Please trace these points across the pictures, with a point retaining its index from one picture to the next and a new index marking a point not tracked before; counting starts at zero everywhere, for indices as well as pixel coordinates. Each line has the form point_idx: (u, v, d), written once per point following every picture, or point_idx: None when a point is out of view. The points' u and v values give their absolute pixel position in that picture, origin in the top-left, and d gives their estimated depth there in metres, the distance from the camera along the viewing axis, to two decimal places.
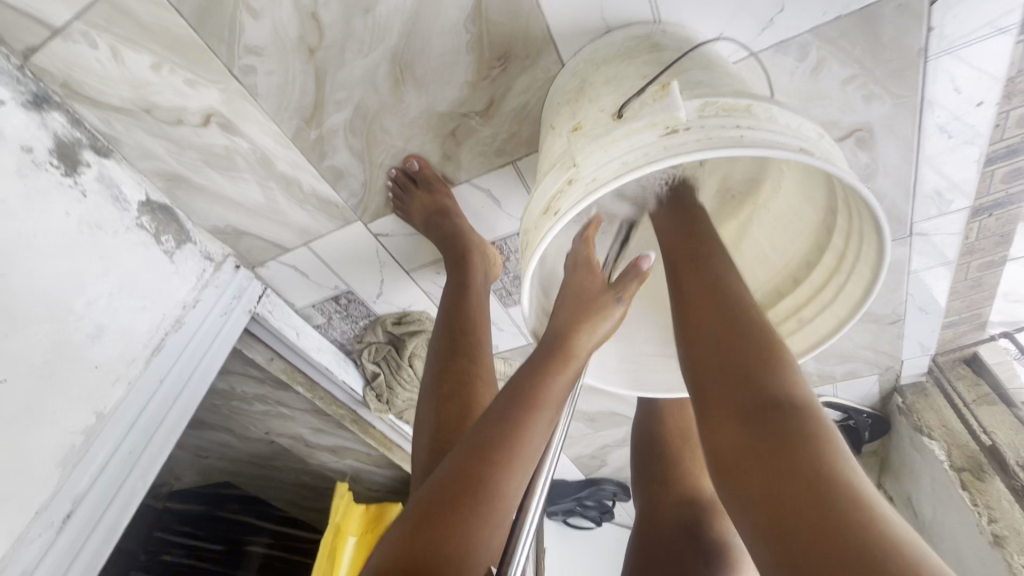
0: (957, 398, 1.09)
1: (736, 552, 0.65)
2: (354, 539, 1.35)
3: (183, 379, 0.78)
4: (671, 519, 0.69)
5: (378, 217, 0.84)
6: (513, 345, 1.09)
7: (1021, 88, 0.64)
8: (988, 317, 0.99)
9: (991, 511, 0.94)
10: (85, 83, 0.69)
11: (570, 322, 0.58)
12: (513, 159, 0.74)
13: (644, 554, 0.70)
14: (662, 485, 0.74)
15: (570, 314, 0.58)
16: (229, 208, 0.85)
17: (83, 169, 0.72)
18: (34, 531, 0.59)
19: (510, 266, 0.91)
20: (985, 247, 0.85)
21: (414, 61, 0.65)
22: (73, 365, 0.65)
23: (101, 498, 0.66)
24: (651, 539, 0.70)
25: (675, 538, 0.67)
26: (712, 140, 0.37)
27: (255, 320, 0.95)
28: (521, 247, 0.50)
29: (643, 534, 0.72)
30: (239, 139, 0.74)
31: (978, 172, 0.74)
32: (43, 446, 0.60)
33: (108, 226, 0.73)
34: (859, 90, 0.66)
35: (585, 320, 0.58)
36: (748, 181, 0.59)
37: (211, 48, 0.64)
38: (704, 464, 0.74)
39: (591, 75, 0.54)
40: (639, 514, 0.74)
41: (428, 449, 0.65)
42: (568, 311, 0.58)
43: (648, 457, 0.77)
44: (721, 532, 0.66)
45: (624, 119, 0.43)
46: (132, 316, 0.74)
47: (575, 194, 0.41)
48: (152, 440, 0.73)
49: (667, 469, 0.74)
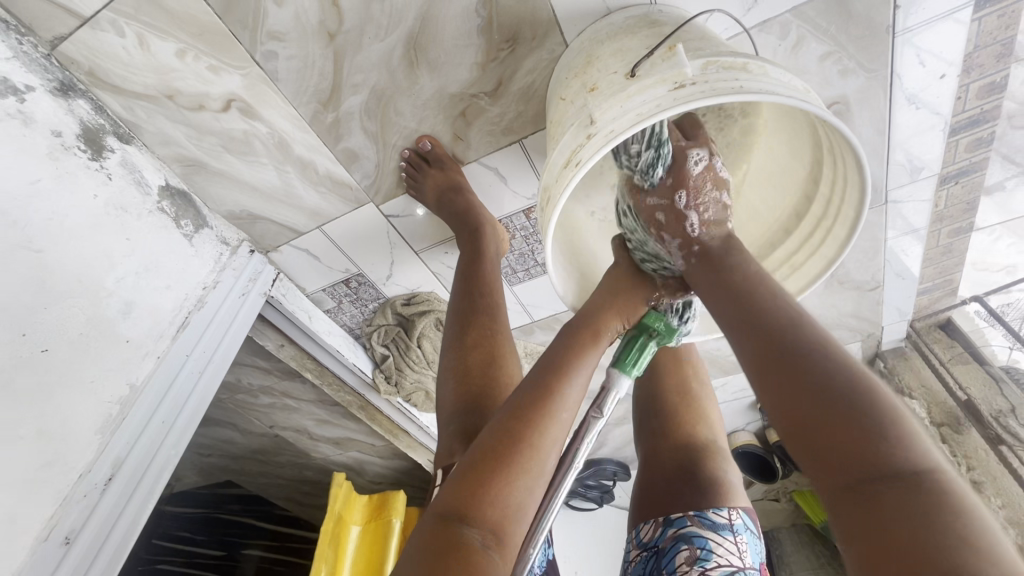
0: (935, 359, 1.16)
1: (732, 489, 0.60)
2: (358, 527, 1.38)
3: (207, 355, 0.81)
4: (670, 464, 0.63)
5: (389, 198, 0.88)
6: (517, 323, 1.14)
7: (977, 62, 0.71)
8: (959, 284, 1.07)
9: (969, 460, 1.04)
10: (110, 70, 0.72)
11: (604, 307, 0.56)
12: (520, 138, 0.79)
13: (644, 502, 0.63)
14: (660, 437, 0.65)
15: (606, 299, 0.57)
16: (245, 193, 0.88)
17: (108, 154, 0.75)
18: (79, 492, 0.61)
19: (516, 244, 0.96)
20: (953, 214, 0.93)
21: (428, 44, 0.69)
22: (106, 338, 0.67)
23: (139, 464, 0.68)
24: (650, 488, 0.63)
25: (671, 483, 0.61)
26: (716, 89, 0.42)
27: (270, 304, 0.98)
28: (541, 203, 0.55)
29: (644, 482, 0.65)
30: (258, 123, 0.78)
31: (943, 143, 0.81)
32: (84, 413, 0.63)
33: (132, 209, 0.76)
34: (835, 65, 0.72)
35: (616, 306, 0.56)
36: (742, 131, 0.61)
37: (234, 33, 0.67)
38: (695, 411, 0.66)
39: (597, 49, 0.59)
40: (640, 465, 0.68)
41: (453, 389, 0.69)
42: (606, 299, 0.57)
43: (645, 396, 0.69)
44: (717, 472, 0.60)
45: (635, 78, 0.48)
46: (158, 295, 0.76)
47: (595, 144, 0.46)
48: (184, 410, 0.76)
49: (665, 422, 0.66)
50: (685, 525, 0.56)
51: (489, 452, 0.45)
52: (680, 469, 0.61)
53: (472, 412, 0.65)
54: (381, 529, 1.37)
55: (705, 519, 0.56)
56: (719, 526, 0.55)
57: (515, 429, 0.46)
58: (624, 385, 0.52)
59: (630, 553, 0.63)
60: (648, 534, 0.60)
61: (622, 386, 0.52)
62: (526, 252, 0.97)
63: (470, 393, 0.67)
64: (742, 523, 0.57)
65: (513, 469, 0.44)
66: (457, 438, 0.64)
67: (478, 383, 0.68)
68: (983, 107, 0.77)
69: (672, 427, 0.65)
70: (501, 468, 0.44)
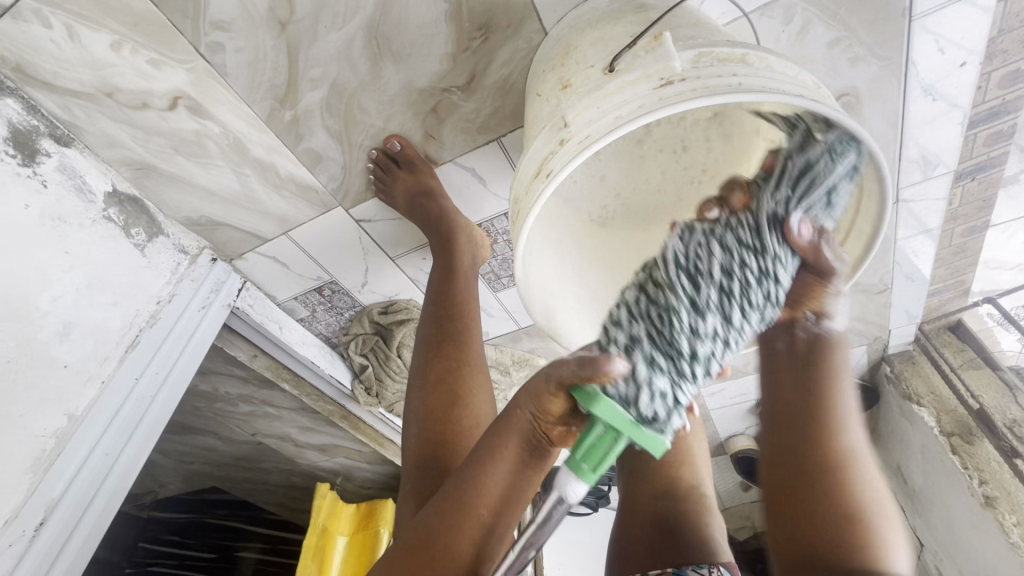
0: (945, 364, 1.10)
1: (715, 542, 0.60)
2: (345, 539, 1.33)
3: (161, 377, 0.75)
4: (648, 512, 0.64)
5: (359, 202, 0.82)
6: (503, 330, 1.08)
7: (1001, 48, 0.64)
8: (971, 285, 1.01)
9: (980, 473, 0.97)
10: (39, 65, 0.64)
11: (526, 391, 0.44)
12: (498, 135, 0.72)
13: (622, 547, 0.64)
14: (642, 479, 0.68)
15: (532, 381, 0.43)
16: (203, 197, 0.81)
17: (42, 158, 0.67)
18: (5, 541, 0.56)
19: (498, 249, 0.89)
20: (967, 213, 0.86)
21: (391, 33, 0.62)
22: (40, 365, 0.61)
23: (76, 507, 0.63)
24: (627, 540, 0.64)
25: (650, 530, 0.62)
26: (707, 88, 0.36)
27: (235, 315, 0.92)
28: (511, 217, 0.49)
29: (623, 529, 0.66)
30: (210, 122, 0.71)
31: (961, 136, 0.74)
32: (12, 452, 0.57)
33: (73, 218, 0.69)
34: (844, 53, 0.65)
35: (533, 391, 0.43)
36: None
37: (175, 24, 0.60)
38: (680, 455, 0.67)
39: (576, 38, 0.52)
40: (622, 506, 0.69)
41: (417, 435, 0.63)
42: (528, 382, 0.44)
43: None
44: (700, 526, 0.61)
45: (616, 73, 0.41)
46: (103, 313, 0.70)
47: (567, 153, 0.40)
48: (131, 441, 0.70)
49: (643, 467, 0.68)
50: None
51: (406, 545, 0.45)
52: (662, 523, 0.62)
53: (432, 465, 0.60)
54: (369, 540, 1.31)
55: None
56: None
57: (432, 530, 0.44)
58: (576, 492, 0.40)
59: None
60: None
61: (571, 494, 0.40)
62: (509, 257, 0.91)
63: (434, 440, 0.62)
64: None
65: None
66: (416, 494, 0.58)
67: (442, 426, 0.63)
68: (1005, 97, 0.70)
69: (652, 474, 0.67)
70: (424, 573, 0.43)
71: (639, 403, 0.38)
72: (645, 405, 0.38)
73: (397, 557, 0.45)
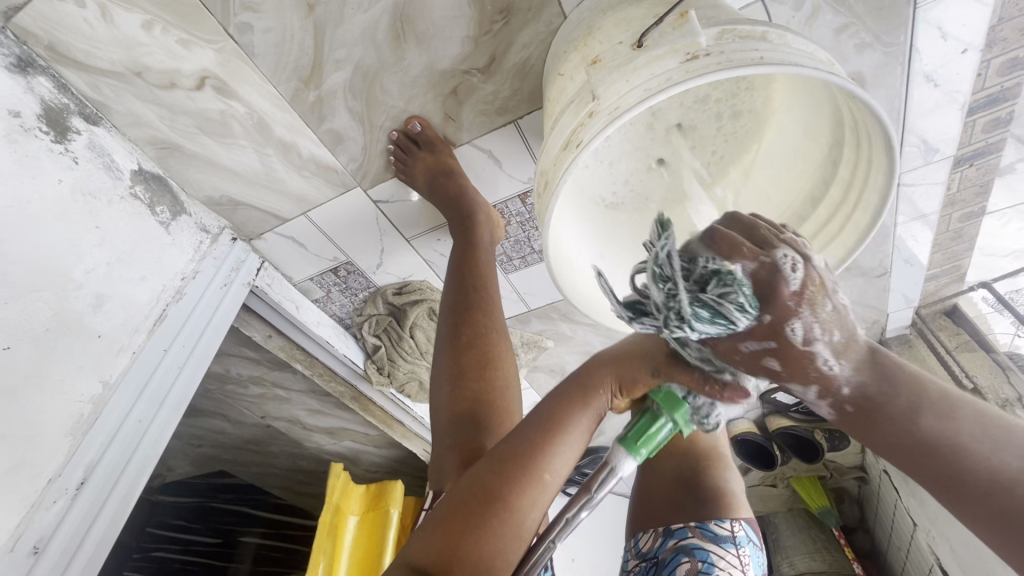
0: (940, 344, 1.13)
1: (735, 499, 0.63)
2: (355, 518, 1.35)
3: (187, 350, 0.78)
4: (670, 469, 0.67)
5: (378, 182, 0.84)
6: (512, 312, 1.10)
7: (1001, 36, 0.66)
8: (966, 270, 1.05)
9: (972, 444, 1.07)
10: (70, 44, 0.66)
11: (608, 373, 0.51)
12: (515, 117, 0.74)
13: (643, 500, 0.68)
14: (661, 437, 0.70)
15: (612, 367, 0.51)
16: (224, 176, 0.83)
17: (73, 135, 0.69)
18: (49, 497, 0.58)
19: (511, 230, 0.92)
20: (965, 199, 0.89)
21: (415, 16, 0.64)
22: (75, 335, 0.63)
23: (113, 468, 0.65)
24: (648, 495, 0.67)
25: (672, 486, 0.65)
26: (732, 61, 0.39)
27: (254, 294, 0.94)
28: (539, 188, 0.52)
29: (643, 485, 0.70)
30: (236, 102, 0.73)
31: (961, 122, 0.76)
32: (53, 414, 0.59)
33: (102, 194, 0.71)
34: (852, 38, 0.67)
35: (618, 374, 0.50)
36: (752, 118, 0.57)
37: (206, 5, 0.62)
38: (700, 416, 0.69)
39: (599, 19, 0.54)
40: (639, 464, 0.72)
41: (448, 393, 0.66)
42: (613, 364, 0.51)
43: None
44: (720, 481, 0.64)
45: (644, 48, 0.44)
46: (131, 287, 0.72)
47: (598, 123, 0.43)
48: (161, 410, 0.73)
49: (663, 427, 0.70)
50: (686, 536, 0.59)
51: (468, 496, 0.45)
52: (679, 479, 0.65)
53: (465, 422, 0.62)
54: (379, 520, 1.34)
55: (706, 531, 0.59)
56: (720, 537, 0.58)
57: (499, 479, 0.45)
58: (627, 470, 0.46)
59: (629, 560, 0.66)
60: (647, 543, 0.63)
61: (623, 468, 0.46)
62: (522, 239, 0.93)
63: (466, 398, 0.64)
64: (744, 535, 0.60)
65: (495, 528, 0.43)
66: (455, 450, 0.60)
67: (474, 385, 0.65)
68: (1004, 84, 0.72)
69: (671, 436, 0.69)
70: (482, 519, 0.43)
71: (699, 412, 0.46)
72: (708, 414, 0.46)
73: (457, 508, 0.45)
